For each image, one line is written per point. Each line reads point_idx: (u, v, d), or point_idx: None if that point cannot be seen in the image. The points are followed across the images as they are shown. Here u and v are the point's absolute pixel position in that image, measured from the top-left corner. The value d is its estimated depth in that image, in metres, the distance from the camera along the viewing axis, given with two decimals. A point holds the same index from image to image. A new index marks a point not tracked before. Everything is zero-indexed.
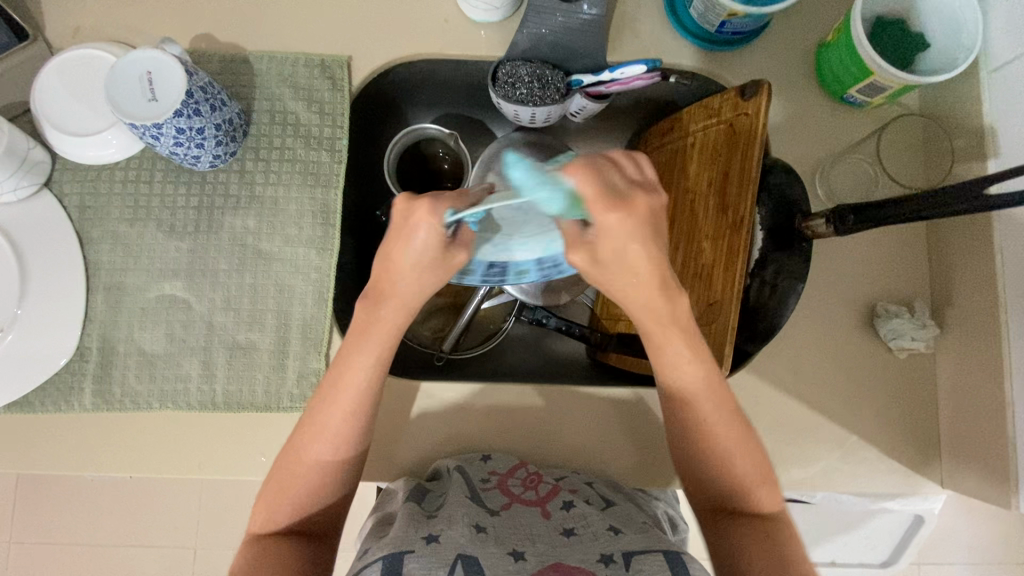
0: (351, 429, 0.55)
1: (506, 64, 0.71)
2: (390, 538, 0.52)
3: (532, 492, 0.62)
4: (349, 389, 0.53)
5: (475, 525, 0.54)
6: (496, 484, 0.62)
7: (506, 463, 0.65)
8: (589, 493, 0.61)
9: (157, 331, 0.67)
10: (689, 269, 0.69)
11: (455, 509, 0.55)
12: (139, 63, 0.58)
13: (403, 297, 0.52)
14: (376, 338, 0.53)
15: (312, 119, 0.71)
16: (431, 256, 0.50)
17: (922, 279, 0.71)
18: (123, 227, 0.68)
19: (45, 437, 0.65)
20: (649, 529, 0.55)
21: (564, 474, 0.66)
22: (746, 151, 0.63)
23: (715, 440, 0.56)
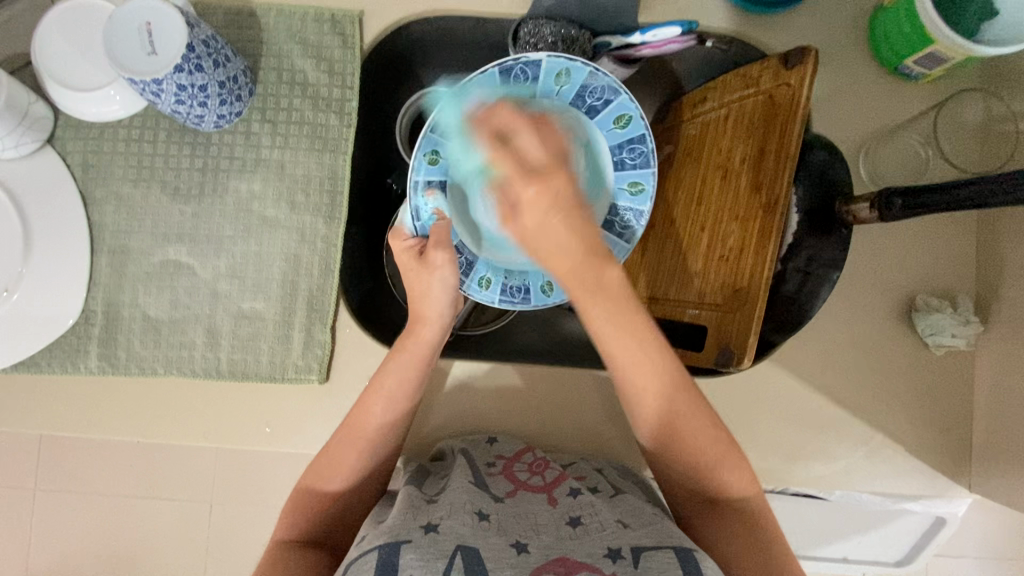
0: (381, 440, 0.57)
1: (528, 23, 0.66)
2: (387, 523, 0.51)
3: (538, 478, 0.60)
4: (391, 394, 0.57)
5: (477, 513, 0.52)
6: (501, 469, 0.60)
7: (512, 448, 0.64)
8: (597, 480, 0.59)
9: (162, 297, 0.65)
10: (714, 251, 0.65)
11: (457, 495, 0.54)
12: (139, 13, 0.55)
13: (435, 312, 0.57)
14: (417, 353, 0.58)
15: (321, 79, 0.67)
16: (411, 267, 0.57)
17: (970, 272, 0.66)
18: (127, 188, 0.66)
19: (53, 397, 0.65)
20: (659, 519, 0.53)
21: (572, 460, 0.64)
22: (789, 122, 0.59)
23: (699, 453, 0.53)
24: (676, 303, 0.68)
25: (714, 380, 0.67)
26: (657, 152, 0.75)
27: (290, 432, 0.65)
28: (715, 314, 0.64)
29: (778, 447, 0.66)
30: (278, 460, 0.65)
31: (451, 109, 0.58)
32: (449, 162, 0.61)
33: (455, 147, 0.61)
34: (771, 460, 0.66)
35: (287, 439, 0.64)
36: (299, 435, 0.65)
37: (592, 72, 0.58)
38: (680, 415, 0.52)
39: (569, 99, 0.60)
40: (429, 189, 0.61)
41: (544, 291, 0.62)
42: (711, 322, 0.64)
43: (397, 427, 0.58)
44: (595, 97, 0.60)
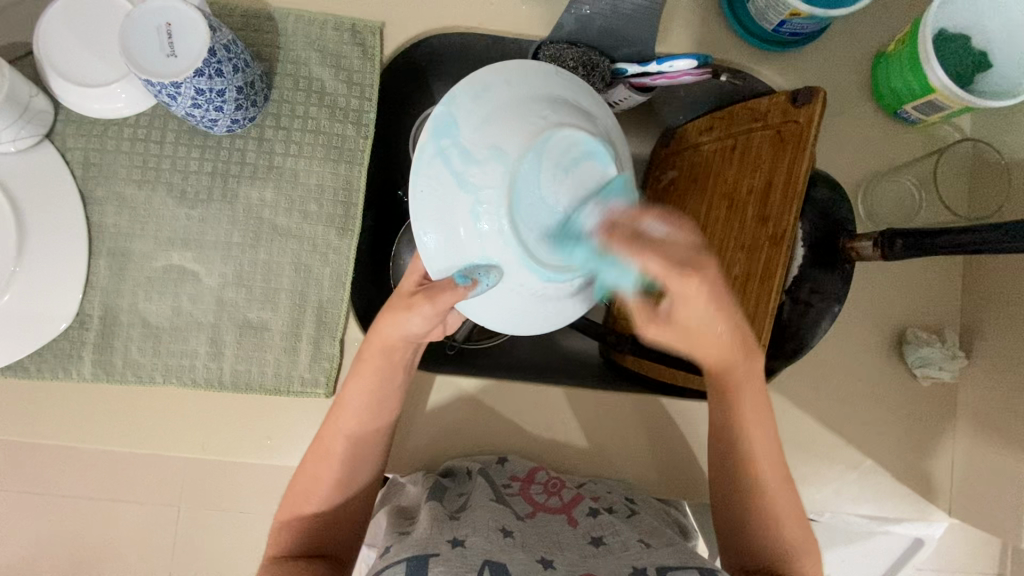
0: (357, 450, 0.57)
1: (549, 46, 0.67)
2: (414, 539, 0.53)
3: (555, 498, 0.61)
4: (360, 407, 0.57)
5: (502, 530, 0.53)
6: (518, 490, 0.61)
7: (523, 467, 0.64)
8: (612, 499, 0.61)
9: (163, 303, 0.63)
10: (720, 279, 0.68)
11: (480, 513, 0.55)
12: (159, 14, 0.54)
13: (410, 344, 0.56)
14: (377, 364, 0.57)
15: (339, 89, 0.66)
16: (422, 327, 0.54)
17: (954, 309, 0.70)
18: (130, 189, 0.64)
19: (39, 404, 0.62)
20: (677, 542, 0.55)
21: (582, 481, 0.65)
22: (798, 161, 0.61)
23: (736, 411, 0.56)
24: None
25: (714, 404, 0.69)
26: (664, 175, 0.79)
27: (291, 447, 0.63)
28: None
29: None
30: (280, 475, 0.64)
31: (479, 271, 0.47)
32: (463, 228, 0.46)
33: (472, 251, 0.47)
34: None
35: (288, 454, 0.63)
36: (299, 451, 0.63)
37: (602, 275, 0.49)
38: (732, 366, 0.54)
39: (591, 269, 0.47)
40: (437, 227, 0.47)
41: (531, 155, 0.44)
42: None
43: (377, 432, 0.58)
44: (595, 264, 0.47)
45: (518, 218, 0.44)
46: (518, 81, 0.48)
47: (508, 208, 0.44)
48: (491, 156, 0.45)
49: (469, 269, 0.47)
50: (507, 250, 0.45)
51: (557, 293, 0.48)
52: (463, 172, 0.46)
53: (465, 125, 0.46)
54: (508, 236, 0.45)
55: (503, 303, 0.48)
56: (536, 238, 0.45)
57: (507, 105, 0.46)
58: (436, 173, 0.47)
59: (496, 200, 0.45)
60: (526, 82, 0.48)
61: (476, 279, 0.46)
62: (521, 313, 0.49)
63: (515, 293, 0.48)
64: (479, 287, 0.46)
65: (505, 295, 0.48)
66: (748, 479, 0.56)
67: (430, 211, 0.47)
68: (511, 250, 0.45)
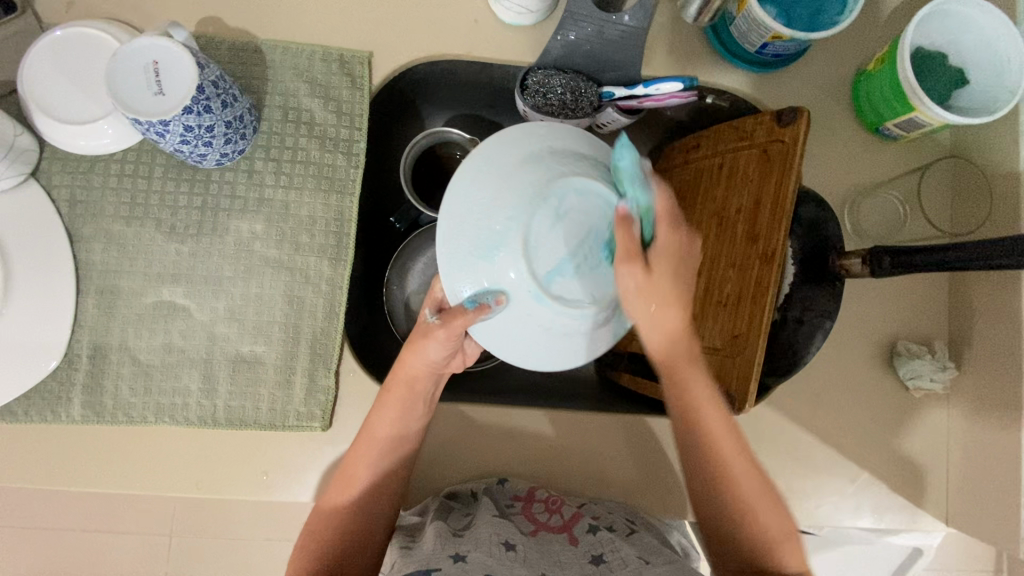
0: (378, 476, 0.58)
1: (537, 72, 0.68)
2: (418, 554, 0.53)
3: (557, 517, 0.60)
4: (388, 436, 0.58)
5: (503, 543, 0.54)
6: (521, 509, 0.61)
7: (525, 487, 0.64)
8: (611, 519, 0.61)
9: (154, 340, 0.62)
10: (714, 296, 0.70)
11: (483, 528, 0.56)
12: (145, 52, 0.53)
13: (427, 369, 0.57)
14: (403, 392, 0.58)
15: (329, 120, 0.66)
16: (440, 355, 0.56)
17: (941, 320, 0.71)
18: (119, 225, 0.63)
19: (29, 447, 0.61)
20: (678, 560, 0.55)
21: (582, 502, 0.65)
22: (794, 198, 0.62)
23: (697, 418, 0.54)
24: None
25: None
26: None
27: (287, 483, 0.62)
28: (714, 358, 0.68)
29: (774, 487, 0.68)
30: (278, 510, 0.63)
31: (483, 295, 0.47)
32: (482, 249, 0.46)
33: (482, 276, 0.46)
34: None
35: (284, 490, 0.62)
36: (295, 487, 0.62)
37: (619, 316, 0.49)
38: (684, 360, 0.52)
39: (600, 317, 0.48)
40: (445, 256, 0.48)
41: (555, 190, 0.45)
42: (711, 365, 0.68)
43: (394, 461, 0.59)
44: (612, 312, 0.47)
45: (534, 259, 0.44)
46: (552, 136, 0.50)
47: (531, 234, 0.44)
48: (510, 189, 0.46)
49: (479, 295, 0.47)
50: (518, 278, 0.45)
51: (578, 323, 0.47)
52: (482, 203, 0.47)
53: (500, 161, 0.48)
54: (525, 262, 0.44)
55: (517, 334, 0.48)
56: (555, 275, 0.45)
57: (536, 154, 0.48)
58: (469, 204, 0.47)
59: (519, 228, 0.45)
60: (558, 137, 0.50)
61: (484, 303, 0.46)
62: (538, 347, 0.48)
63: (528, 328, 0.47)
64: (490, 311, 0.46)
65: (517, 323, 0.47)
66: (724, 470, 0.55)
67: (453, 240, 0.48)
68: (525, 274, 0.44)
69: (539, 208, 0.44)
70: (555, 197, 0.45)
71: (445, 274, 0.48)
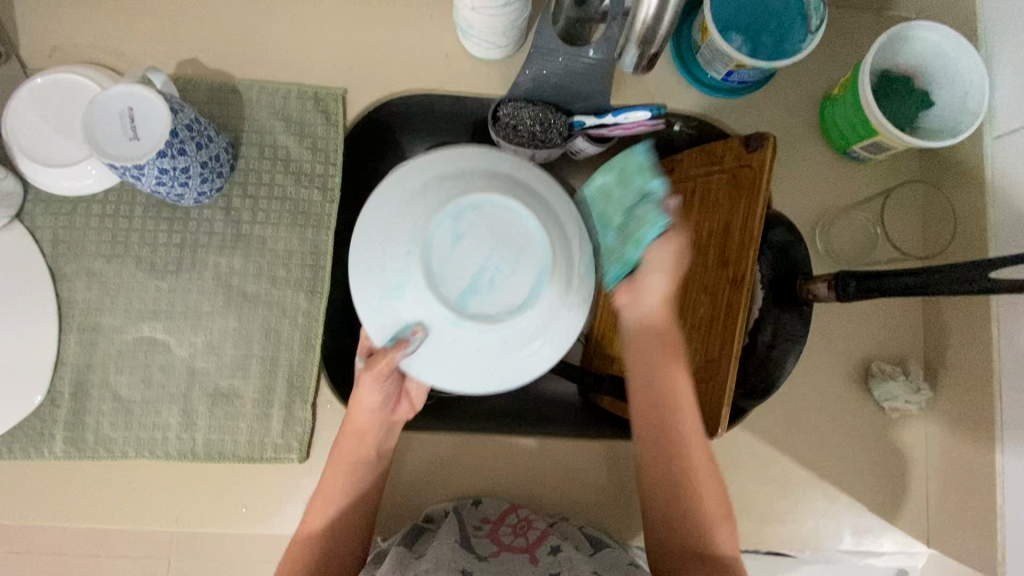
0: (337, 524, 0.59)
1: (507, 104, 0.69)
2: None
3: (521, 539, 0.60)
4: (345, 479, 0.60)
5: (461, 570, 0.53)
6: (487, 532, 0.61)
7: (496, 509, 0.65)
8: (575, 539, 0.61)
9: (135, 376, 0.63)
10: (688, 320, 0.70)
11: (443, 550, 0.55)
12: (121, 99, 0.55)
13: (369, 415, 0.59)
14: (354, 436, 0.60)
15: (304, 156, 0.68)
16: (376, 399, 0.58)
17: (915, 340, 0.72)
18: (100, 263, 0.64)
19: (13, 483, 0.62)
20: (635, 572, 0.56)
21: (554, 521, 0.65)
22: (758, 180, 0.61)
23: (676, 405, 0.59)
24: None
25: None
26: None
27: (267, 514, 0.63)
28: None
29: (752, 510, 0.69)
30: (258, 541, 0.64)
31: (404, 334, 0.47)
32: (392, 287, 0.47)
33: (400, 313, 0.47)
34: (744, 523, 0.68)
35: (264, 522, 0.63)
36: (275, 518, 0.63)
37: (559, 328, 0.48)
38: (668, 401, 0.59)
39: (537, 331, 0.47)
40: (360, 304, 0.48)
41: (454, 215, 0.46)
42: None
43: (354, 504, 0.60)
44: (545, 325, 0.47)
45: (443, 284, 0.46)
46: (443, 159, 0.49)
47: (435, 259, 0.46)
48: (404, 223, 0.47)
49: (399, 334, 0.47)
50: (431, 307, 0.46)
51: (500, 339, 0.46)
52: (380, 243, 0.47)
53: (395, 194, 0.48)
54: (435, 291, 0.45)
55: (449, 366, 0.47)
56: (468, 295, 0.46)
57: (427, 183, 0.48)
58: (367, 245, 0.48)
59: (422, 259, 0.46)
60: (448, 158, 0.49)
61: (403, 340, 0.47)
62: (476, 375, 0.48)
63: (461, 357, 0.47)
64: (409, 346, 0.46)
65: (443, 354, 0.47)
66: (667, 490, 0.60)
67: (361, 286, 0.48)
68: (437, 303, 0.46)
69: (440, 237, 0.46)
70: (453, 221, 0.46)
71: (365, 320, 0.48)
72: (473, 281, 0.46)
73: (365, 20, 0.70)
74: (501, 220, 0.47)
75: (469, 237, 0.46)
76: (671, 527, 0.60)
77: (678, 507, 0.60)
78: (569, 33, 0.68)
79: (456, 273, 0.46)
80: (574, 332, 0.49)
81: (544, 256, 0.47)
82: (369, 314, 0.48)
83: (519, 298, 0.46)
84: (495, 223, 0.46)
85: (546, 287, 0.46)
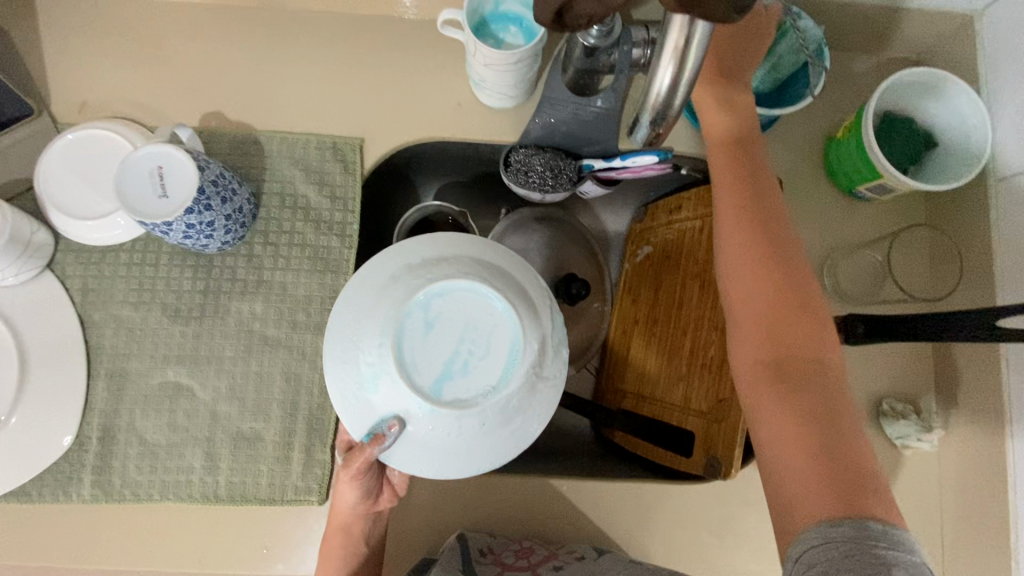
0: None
1: (519, 151, 0.72)
2: None
3: (523, 559, 0.63)
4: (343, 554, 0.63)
5: None
6: (490, 557, 0.63)
7: (498, 543, 0.66)
8: (582, 550, 0.64)
9: (160, 420, 0.65)
10: (698, 359, 0.70)
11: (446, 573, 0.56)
12: (151, 158, 0.58)
13: (353, 499, 0.62)
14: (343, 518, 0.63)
15: (323, 204, 0.70)
16: (362, 487, 0.61)
17: (927, 378, 0.72)
18: (127, 310, 0.67)
19: (44, 525, 0.64)
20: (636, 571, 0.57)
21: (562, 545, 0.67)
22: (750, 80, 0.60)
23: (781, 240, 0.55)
24: (664, 403, 0.74)
25: (701, 486, 0.70)
26: (640, 249, 0.84)
27: (290, 555, 0.65)
28: (701, 422, 0.68)
29: (766, 550, 0.69)
30: None
31: (380, 427, 0.46)
32: (365, 380, 0.46)
33: (376, 403, 0.46)
34: (759, 562, 0.69)
35: (286, 562, 0.65)
36: (297, 558, 0.65)
37: (538, 402, 0.48)
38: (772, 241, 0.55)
39: (517, 407, 0.47)
40: (336, 397, 0.49)
41: (425, 303, 0.47)
42: (697, 430, 0.68)
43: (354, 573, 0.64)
44: (524, 402, 0.47)
45: (416, 375, 0.45)
46: (411, 250, 0.50)
47: (407, 346, 0.46)
48: (374, 318, 0.47)
49: (374, 427, 0.47)
50: (405, 399, 0.45)
51: (479, 425, 0.46)
52: (353, 339, 0.48)
53: (367, 287, 0.49)
54: (406, 382, 0.45)
55: (428, 456, 0.47)
56: (441, 383, 0.46)
57: (395, 274, 0.49)
58: (342, 339, 0.48)
59: (393, 348, 0.46)
60: (415, 249, 0.50)
61: (378, 435, 0.46)
62: (457, 458, 0.47)
63: (440, 442, 0.46)
64: (385, 440, 0.46)
65: (417, 445, 0.47)
66: (765, 332, 0.53)
67: (336, 383, 0.48)
68: (409, 392, 0.45)
69: (414, 324, 0.46)
70: (426, 308, 0.47)
71: (342, 413, 0.49)
72: (447, 367, 0.46)
73: (382, 73, 0.73)
74: (471, 306, 0.47)
75: (438, 322, 0.47)
76: (774, 383, 0.51)
77: (781, 346, 0.52)
78: (580, 86, 0.68)
79: (429, 358, 0.46)
80: (551, 403, 0.50)
81: (514, 337, 0.47)
82: (349, 404, 0.48)
83: (495, 373, 0.46)
84: (467, 306, 0.47)
85: (518, 369, 0.46)
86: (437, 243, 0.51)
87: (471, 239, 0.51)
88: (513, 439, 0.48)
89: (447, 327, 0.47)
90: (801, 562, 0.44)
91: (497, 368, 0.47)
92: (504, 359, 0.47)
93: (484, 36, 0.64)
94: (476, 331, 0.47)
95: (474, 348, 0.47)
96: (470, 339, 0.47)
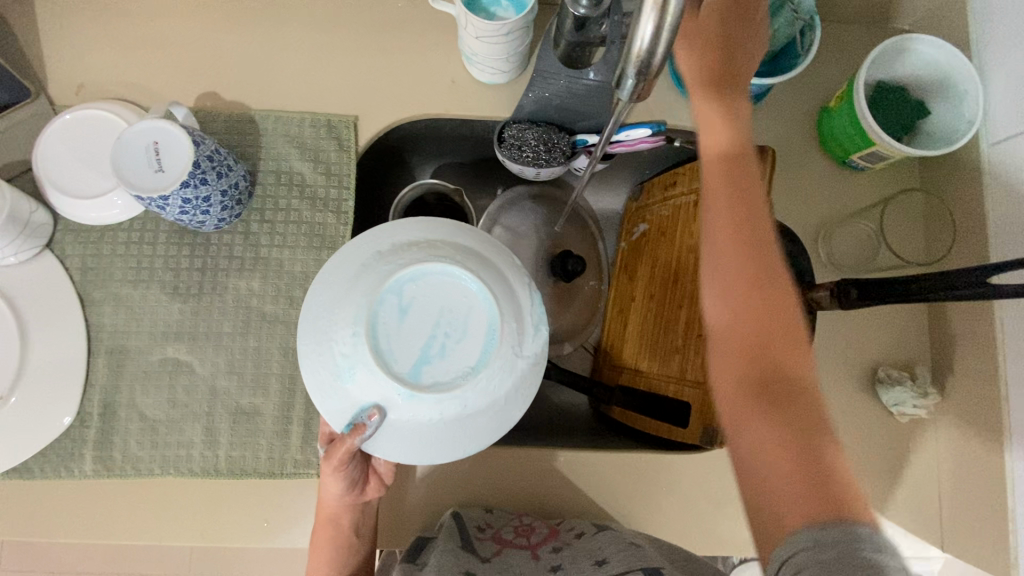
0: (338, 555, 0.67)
1: (512, 127, 0.73)
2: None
3: (522, 537, 0.63)
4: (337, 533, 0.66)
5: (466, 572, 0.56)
6: (489, 534, 0.63)
7: (498, 518, 0.67)
8: (581, 526, 0.64)
9: (160, 396, 0.66)
10: (695, 329, 0.70)
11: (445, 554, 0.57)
12: (146, 133, 0.58)
13: (341, 487, 0.62)
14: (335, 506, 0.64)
15: (319, 181, 0.71)
16: (348, 474, 0.61)
17: (923, 346, 0.73)
18: (126, 288, 0.67)
19: (48, 500, 0.65)
20: (636, 547, 0.57)
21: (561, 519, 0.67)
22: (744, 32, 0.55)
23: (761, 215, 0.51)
24: (660, 376, 0.74)
25: (699, 456, 0.71)
26: (636, 227, 0.84)
27: (290, 527, 0.66)
28: (697, 392, 0.68)
29: None
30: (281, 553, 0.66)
31: (358, 417, 0.46)
32: (341, 371, 0.46)
33: (353, 394, 0.46)
34: None
35: (286, 535, 0.66)
36: (298, 531, 0.66)
37: (522, 383, 0.48)
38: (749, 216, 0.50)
39: (500, 387, 0.47)
40: (314, 391, 0.49)
41: (400, 288, 0.47)
42: (693, 399, 0.68)
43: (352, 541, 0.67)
44: (505, 383, 0.47)
45: (392, 361, 0.45)
46: (380, 238, 0.50)
47: (382, 333, 0.46)
48: (346, 307, 0.47)
49: (353, 417, 0.47)
50: (382, 386, 0.46)
51: (460, 408, 0.46)
52: (326, 330, 0.48)
53: (338, 278, 0.49)
54: (381, 368, 0.45)
55: (410, 441, 0.47)
56: (419, 368, 0.46)
57: (367, 262, 0.49)
58: (314, 332, 0.48)
59: (368, 336, 0.46)
60: (384, 237, 0.50)
61: (358, 424, 0.46)
62: (441, 442, 0.47)
63: (421, 428, 0.46)
64: (367, 430, 0.46)
65: (398, 430, 0.47)
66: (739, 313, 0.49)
67: (313, 374, 0.48)
68: (386, 379, 0.45)
69: (389, 310, 0.47)
70: (400, 294, 0.47)
71: (322, 406, 0.49)
72: (424, 352, 0.46)
73: (375, 51, 0.73)
74: (445, 290, 0.48)
75: (413, 307, 0.47)
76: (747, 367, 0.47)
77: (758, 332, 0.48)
78: (571, 58, 0.68)
79: (405, 343, 0.46)
80: (535, 382, 0.50)
81: (491, 316, 0.47)
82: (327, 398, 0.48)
83: (474, 355, 0.46)
84: (442, 289, 0.48)
85: (496, 348, 0.46)
86: (408, 229, 0.51)
87: (443, 222, 0.52)
88: (498, 421, 0.48)
89: (423, 312, 0.47)
90: (791, 565, 0.39)
91: (476, 350, 0.47)
92: (482, 341, 0.47)
93: (475, 10, 0.64)
94: (452, 314, 0.48)
95: (451, 331, 0.47)
96: (446, 322, 0.48)
